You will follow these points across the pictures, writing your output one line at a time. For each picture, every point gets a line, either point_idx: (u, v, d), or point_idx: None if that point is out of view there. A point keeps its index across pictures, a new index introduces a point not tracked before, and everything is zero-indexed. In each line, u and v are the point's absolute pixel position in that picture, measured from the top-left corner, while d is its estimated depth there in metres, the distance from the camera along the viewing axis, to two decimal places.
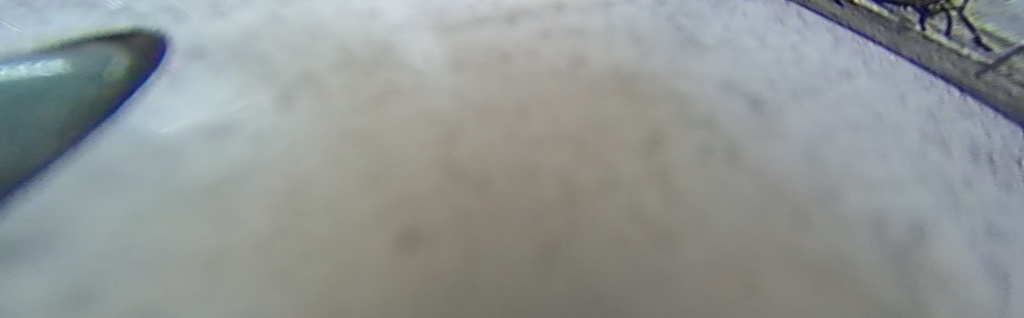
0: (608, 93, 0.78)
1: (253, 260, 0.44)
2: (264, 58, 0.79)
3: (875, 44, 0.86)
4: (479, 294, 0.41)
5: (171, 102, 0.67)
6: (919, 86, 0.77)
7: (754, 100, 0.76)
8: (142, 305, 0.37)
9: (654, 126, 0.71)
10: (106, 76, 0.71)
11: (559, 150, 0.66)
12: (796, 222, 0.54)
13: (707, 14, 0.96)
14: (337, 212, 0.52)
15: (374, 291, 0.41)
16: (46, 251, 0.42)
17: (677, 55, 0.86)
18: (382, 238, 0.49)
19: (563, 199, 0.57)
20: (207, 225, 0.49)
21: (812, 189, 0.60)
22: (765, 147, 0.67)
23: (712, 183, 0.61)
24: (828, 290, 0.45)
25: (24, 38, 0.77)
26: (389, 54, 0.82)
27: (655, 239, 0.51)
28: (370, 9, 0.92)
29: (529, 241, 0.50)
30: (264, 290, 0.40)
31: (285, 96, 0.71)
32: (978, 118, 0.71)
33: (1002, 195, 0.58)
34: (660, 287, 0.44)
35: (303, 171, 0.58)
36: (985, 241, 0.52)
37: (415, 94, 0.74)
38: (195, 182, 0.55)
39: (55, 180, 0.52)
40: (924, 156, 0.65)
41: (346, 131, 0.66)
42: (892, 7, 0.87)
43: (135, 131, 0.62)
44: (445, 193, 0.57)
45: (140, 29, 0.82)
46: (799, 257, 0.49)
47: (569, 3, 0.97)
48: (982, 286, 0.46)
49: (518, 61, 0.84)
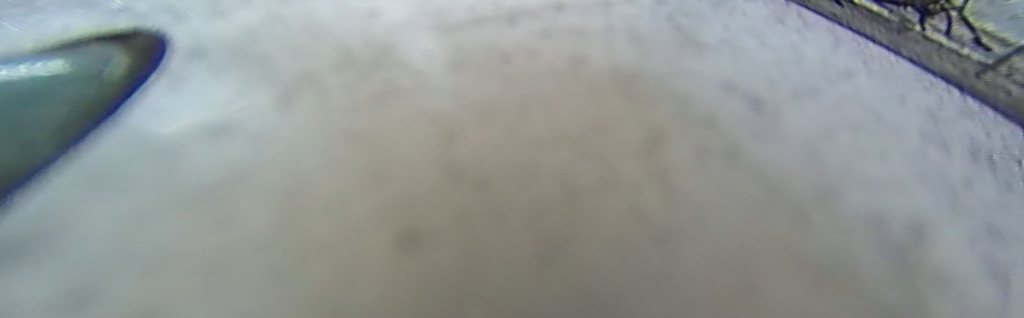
0: (608, 93, 0.78)
1: (253, 260, 0.44)
2: (264, 58, 0.79)
3: (875, 44, 0.86)
4: (479, 295, 0.41)
5: (171, 102, 0.67)
6: (919, 86, 0.77)
7: (754, 100, 0.76)
8: (143, 305, 0.37)
9: (654, 126, 0.71)
10: (105, 76, 0.71)
11: (558, 151, 0.66)
12: (796, 223, 0.54)
13: (706, 14, 0.96)
14: (337, 212, 0.52)
15: (373, 291, 0.41)
16: (46, 252, 0.42)
17: (677, 55, 0.86)
18: (382, 237, 0.49)
19: (563, 199, 0.57)
20: (207, 226, 0.49)
21: (812, 190, 0.60)
22: (765, 147, 0.67)
23: (712, 184, 0.61)
24: (827, 290, 0.45)
25: (24, 38, 0.77)
26: (389, 54, 0.82)
27: (655, 239, 0.51)
28: (370, 9, 0.93)
29: (529, 241, 0.50)
30: (265, 290, 0.40)
31: (285, 96, 0.71)
32: (978, 119, 0.71)
33: (1002, 196, 0.58)
34: (660, 287, 0.44)
35: (302, 171, 0.58)
36: (984, 241, 0.52)
37: (415, 94, 0.74)
38: (195, 181, 0.55)
39: (55, 180, 0.52)
40: (924, 156, 0.65)
41: (345, 131, 0.66)
42: (892, 7, 0.89)
43: (135, 130, 0.62)
44: (445, 193, 0.57)
45: (140, 29, 0.82)
46: (799, 257, 0.49)
47: (569, 2, 0.97)
48: (981, 287, 0.46)
49: (518, 61, 0.84)
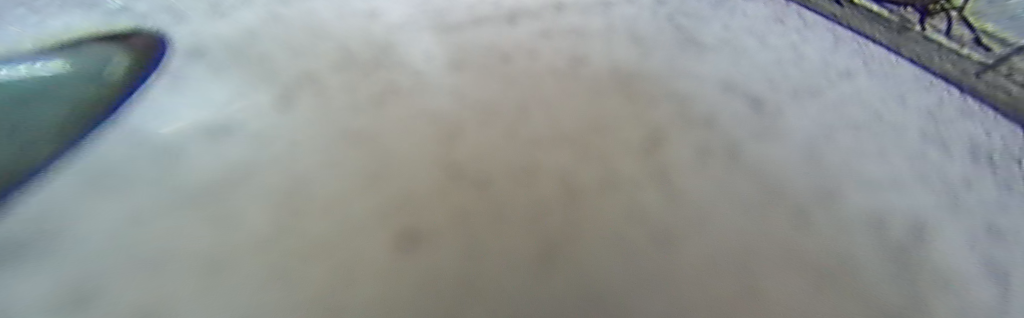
0: (608, 93, 0.78)
1: (254, 260, 0.44)
2: (264, 57, 0.79)
3: (875, 44, 0.86)
4: (479, 295, 0.41)
5: (172, 102, 0.67)
6: (919, 86, 0.77)
7: (754, 100, 0.76)
8: (143, 305, 0.37)
9: (654, 126, 0.71)
10: (105, 76, 0.71)
11: (558, 151, 0.66)
12: (796, 222, 0.54)
13: (706, 14, 0.96)
14: (337, 212, 0.52)
15: (374, 291, 0.41)
16: (47, 251, 0.42)
17: (677, 55, 0.86)
18: (381, 237, 0.49)
19: (563, 199, 0.57)
20: (207, 226, 0.49)
21: (812, 190, 0.60)
22: (765, 146, 0.67)
23: (712, 184, 0.60)
24: (826, 291, 0.45)
25: (25, 38, 0.77)
26: (389, 54, 0.82)
27: (655, 239, 0.51)
28: (370, 9, 0.93)
29: (529, 241, 0.50)
30: (266, 289, 0.40)
31: (285, 96, 0.71)
32: (978, 118, 0.71)
33: (1003, 196, 0.58)
34: (659, 287, 0.44)
35: (303, 171, 0.58)
36: (985, 241, 0.52)
37: (415, 94, 0.74)
38: (196, 181, 0.55)
39: (55, 180, 0.52)
40: (924, 156, 0.65)
41: (345, 130, 0.66)
42: (892, 7, 0.87)
43: (136, 131, 0.62)
44: (445, 192, 0.57)
45: (140, 29, 0.82)
46: (799, 257, 0.49)
47: (569, 2, 0.97)
48: (982, 287, 0.46)
49: (518, 61, 0.84)
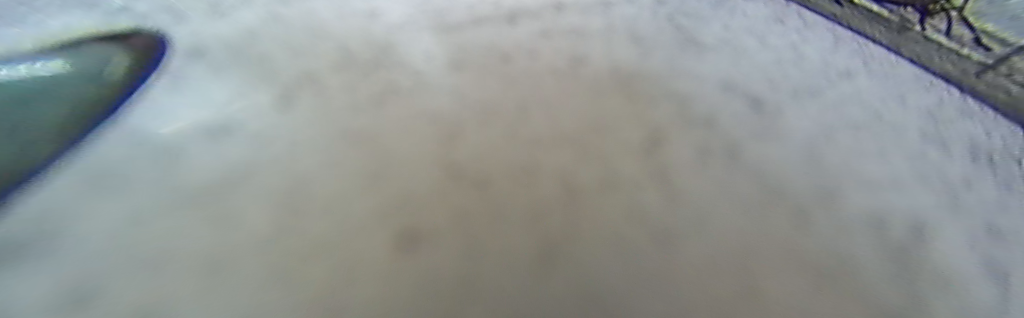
0: (608, 93, 0.78)
1: (253, 260, 0.44)
2: (264, 57, 0.79)
3: (875, 44, 0.86)
4: (479, 295, 0.41)
5: (173, 102, 0.67)
6: (919, 86, 0.77)
7: (754, 100, 0.76)
8: (143, 305, 0.37)
9: (654, 126, 0.71)
10: (105, 76, 0.71)
11: (559, 151, 0.66)
12: (796, 222, 0.54)
13: (706, 14, 0.96)
14: (337, 212, 0.52)
15: (373, 291, 0.41)
16: (47, 251, 0.42)
17: (677, 55, 0.86)
18: (382, 237, 0.49)
19: (563, 199, 0.57)
20: (207, 226, 0.49)
21: (812, 191, 0.59)
22: (765, 146, 0.67)
23: (712, 184, 0.60)
24: (827, 291, 0.45)
25: (25, 38, 0.77)
26: (389, 54, 0.82)
27: (655, 239, 0.51)
28: (370, 9, 0.93)
29: (529, 241, 0.50)
30: (266, 289, 0.40)
31: (286, 96, 0.72)
32: (978, 118, 0.71)
33: (1003, 196, 0.58)
34: (660, 287, 0.44)
35: (302, 171, 0.58)
36: (985, 241, 0.52)
37: (415, 94, 0.75)
38: (195, 181, 0.55)
39: (54, 180, 0.52)
40: (924, 156, 0.65)
41: (345, 130, 0.66)
42: (892, 7, 0.89)
43: (136, 131, 0.62)
44: (445, 192, 0.57)
45: (140, 29, 0.82)
46: (800, 257, 0.49)
47: (569, 2, 0.97)
48: (982, 287, 0.46)
49: (518, 61, 0.84)
